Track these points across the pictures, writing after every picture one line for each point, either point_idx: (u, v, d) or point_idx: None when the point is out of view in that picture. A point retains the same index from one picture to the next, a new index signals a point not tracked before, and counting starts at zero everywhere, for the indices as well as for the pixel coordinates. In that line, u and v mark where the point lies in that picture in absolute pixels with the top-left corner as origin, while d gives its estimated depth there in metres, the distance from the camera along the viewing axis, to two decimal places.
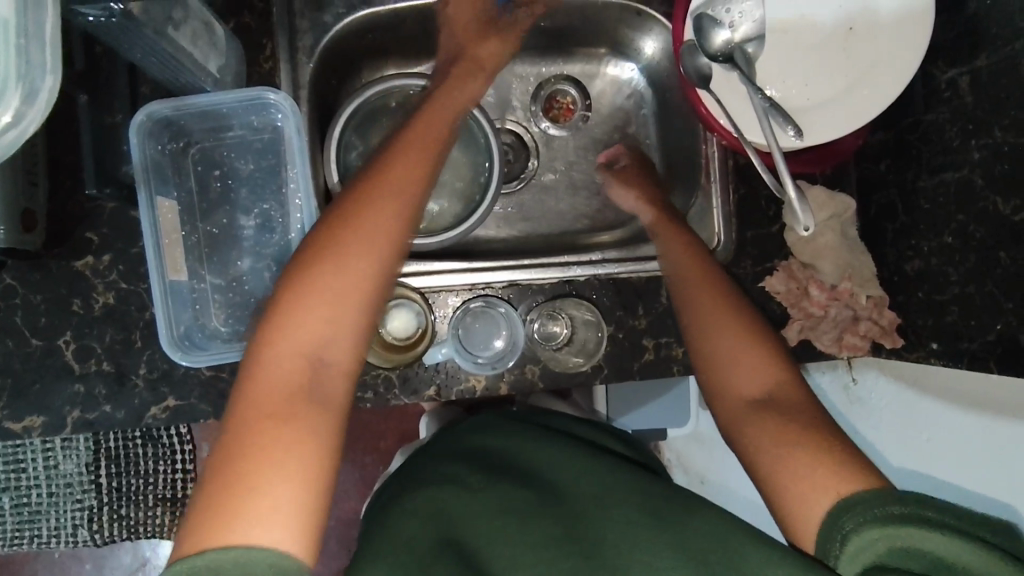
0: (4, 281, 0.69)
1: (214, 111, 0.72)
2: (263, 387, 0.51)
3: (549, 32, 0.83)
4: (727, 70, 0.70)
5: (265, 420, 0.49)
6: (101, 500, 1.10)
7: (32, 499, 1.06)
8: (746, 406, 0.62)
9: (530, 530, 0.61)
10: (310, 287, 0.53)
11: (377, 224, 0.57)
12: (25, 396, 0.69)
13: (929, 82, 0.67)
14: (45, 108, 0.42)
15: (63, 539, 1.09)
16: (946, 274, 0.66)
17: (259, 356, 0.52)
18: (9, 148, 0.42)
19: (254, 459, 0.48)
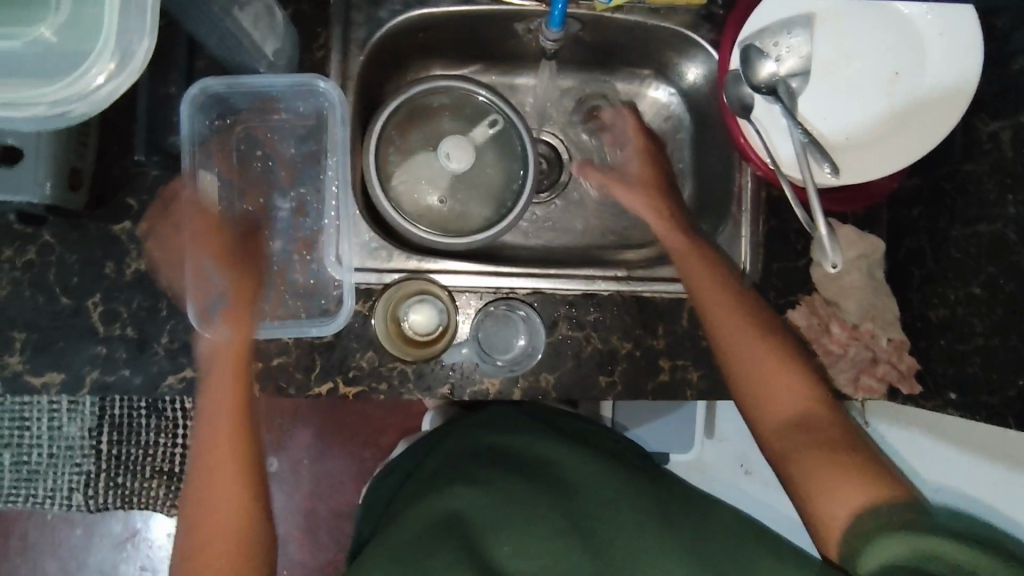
0: (42, 237, 0.71)
1: (265, 92, 0.74)
2: (201, 498, 0.65)
3: (596, 50, 0.85)
4: (769, 102, 0.70)
5: (213, 506, 0.65)
6: (99, 466, 1.12)
7: (31, 458, 1.07)
8: (764, 387, 0.68)
9: (543, 523, 0.64)
10: (215, 391, 0.67)
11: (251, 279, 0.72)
12: (48, 352, 0.70)
13: (970, 133, 0.68)
14: (134, 71, 0.48)
15: (58, 500, 1.11)
16: (970, 324, 0.66)
17: (206, 489, 0.66)
18: (97, 103, 0.48)
19: (199, 546, 0.64)
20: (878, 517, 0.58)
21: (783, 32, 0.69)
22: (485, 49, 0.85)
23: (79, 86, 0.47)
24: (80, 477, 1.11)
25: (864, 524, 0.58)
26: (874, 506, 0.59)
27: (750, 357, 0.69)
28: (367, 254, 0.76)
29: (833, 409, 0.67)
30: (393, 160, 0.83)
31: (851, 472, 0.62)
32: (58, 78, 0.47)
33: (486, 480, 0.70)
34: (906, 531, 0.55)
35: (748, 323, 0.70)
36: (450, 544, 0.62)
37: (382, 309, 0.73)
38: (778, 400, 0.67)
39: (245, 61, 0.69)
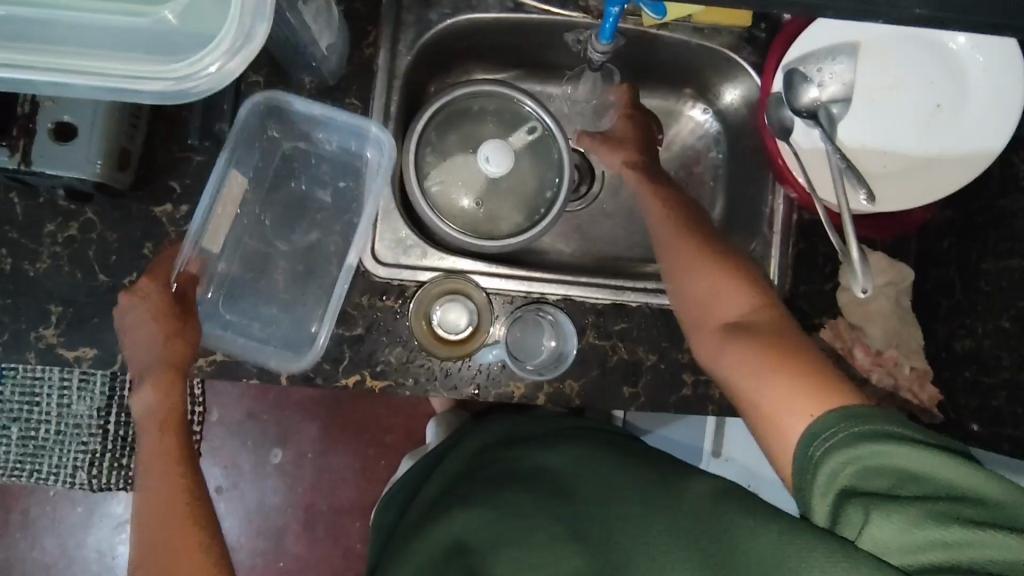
0: (85, 214, 0.72)
1: (325, 121, 0.76)
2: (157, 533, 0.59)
3: (637, 66, 0.86)
4: (809, 127, 0.71)
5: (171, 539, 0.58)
6: (105, 446, 1.11)
7: (40, 433, 1.08)
8: (709, 294, 0.66)
9: (532, 532, 0.64)
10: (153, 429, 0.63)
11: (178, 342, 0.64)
12: (83, 327, 0.71)
13: (1007, 169, 0.69)
14: (244, 60, 0.50)
15: (62, 477, 1.10)
16: (997, 358, 0.67)
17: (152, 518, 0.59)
18: (206, 89, 0.50)
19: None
20: (817, 436, 0.50)
21: (827, 59, 0.70)
22: (527, 57, 0.86)
23: (194, 69, 0.49)
24: (85, 455, 1.10)
25: (803, 443, 0.52)
26: (828, 420, 0.50)
27: (710, 278, 0.67)
28: (401, 251, 0.77)
29: (781, 313, 0.63)
30: (430, 161, 0.84)
31: (774, 353, 0.58)
32: (177, 59, 0.50)
33: (481, 498, 0.71)
34: (848, 435, 0.48)
35: (710, 251, 0.68)
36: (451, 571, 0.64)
37: (415, 306, 0.74)
38: (723, 304, 0.65)
39: (299, 55, 0.70)
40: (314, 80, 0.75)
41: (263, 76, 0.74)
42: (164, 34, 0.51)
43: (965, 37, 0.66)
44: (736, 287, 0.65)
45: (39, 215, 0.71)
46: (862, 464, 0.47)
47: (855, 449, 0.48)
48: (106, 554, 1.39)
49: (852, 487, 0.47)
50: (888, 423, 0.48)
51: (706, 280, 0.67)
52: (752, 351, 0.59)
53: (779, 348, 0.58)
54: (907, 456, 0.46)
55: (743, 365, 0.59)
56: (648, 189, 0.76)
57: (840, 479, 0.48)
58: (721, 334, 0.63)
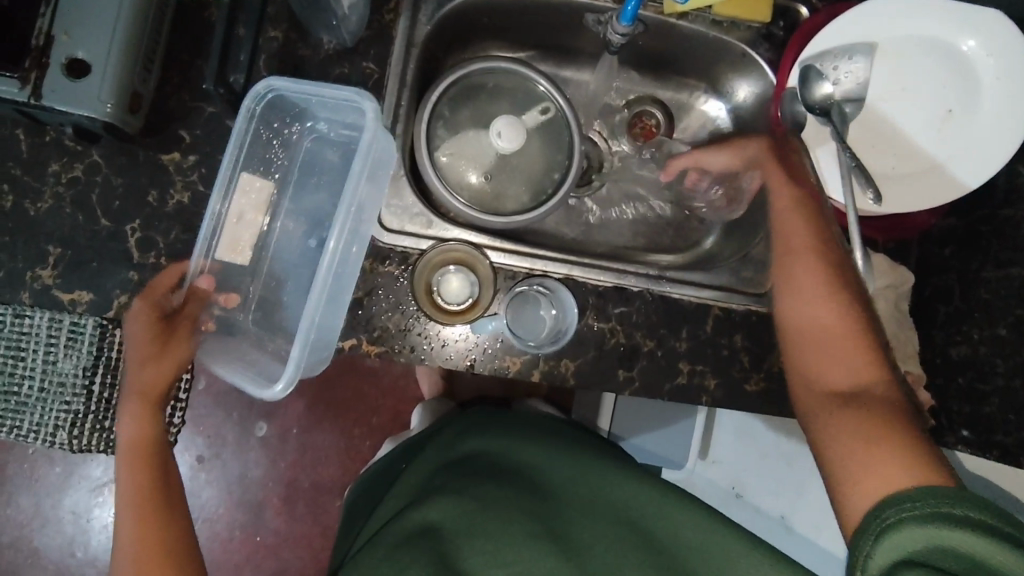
0: (91, 157, 0.71)
1: (333, 104, 0.72)
2: (137, 527, 0.66)
3: (654, 56, 0.86)
4: (821, 124, 0.72)
5: (149, 534, 0.66)
6: (88, 408, 1.11)
7: (22, 391, 1.06)
8: (818, 347, 0.66)
9: (512, 527, 0.63)
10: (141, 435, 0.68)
11: (161, 368, 0.67)
12: (81, 270, 0.70)
13: (1013, 178, 0.69)
14: None
15: (41, 435, 1.11)
16: (992, 364, 0.68)
17: (132, 509, 0.66)
18: None
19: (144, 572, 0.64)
20: (888, 504, 0.53)
21: (843, 57, 0.71)
22: (546, 38, 0.86)
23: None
24: (67, 416, 1.10)
25: (876, 509, 0.54)
26: (914, 492, 0.53)
27: (828, 341, 0.65)
28: (406, 218, 0.76)
29: (895, 395, 0.62)
30: (441, 134, 0.84)
31: (875, 432, 0.58)
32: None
33: (463, 491, 0.68)
34: (917, 513, 0.51)
35: (839, 314, 0.66)
36: (419, 547, 0.61)
37: (416, 273, 0.74)
38: (835, 370, 0.64)
39: (320, 14, 0.70)
40: (333, 41, 0.75)
41: (281, 31, 0.74)
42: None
43: (976, 41, 0.67)
44: (850, 356, 0.64)
45: (44, 155, 0.71)
46: (925, 538, 0.50)
47: (923, 527, 0.50)
48: (82, 517, 1.38)
49: (910, 556, 0.50)
50: (949, 503, 0.50)
51: (822, 323, 0.66)
52: (858, 425, 0.59)
53: (886, 432, 0.58)
54: (971, 541, 0.48)
55: (840, 433, 0.60)
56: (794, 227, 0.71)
57: (904, 550, 0.51)
58: (823, 400, 0.64)
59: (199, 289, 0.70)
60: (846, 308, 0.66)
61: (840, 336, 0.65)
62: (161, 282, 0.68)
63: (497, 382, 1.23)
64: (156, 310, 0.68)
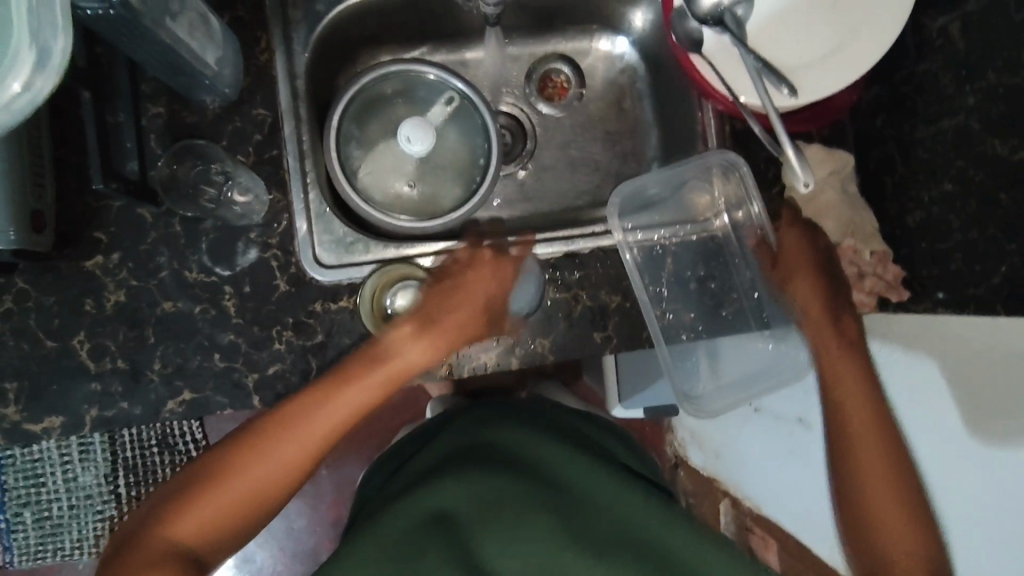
0: (16, 285, 0.70)
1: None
2: (271, 440, 0.65)
3: (540, 10, 0.84)
4: (718, 34, 0.70)
5: (262, 466, 0.65)
6: (121, 510, 1.21)
7: (53, 512, 1.19)
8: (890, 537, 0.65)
9: (531, 523, 0.63)
10: (324, 387, 0.67)
11: (314, 411, 0.67)
12: (43, 397, 0.70)
13: (920, 32, 0.68)
14: (57, 73, 0.41)
15: (86, 549, 1.22)
16: (948, 222, 0.66)
17: (270, 432, 0.65)
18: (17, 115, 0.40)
19: (254, 453, 0.65)
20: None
21: None
22: (426, 30, 0.84)
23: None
24: (103, 522, 1.21)
25: None
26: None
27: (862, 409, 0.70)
28: (343, 249, 0.76)
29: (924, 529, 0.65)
30: (357, 155, 0.83)
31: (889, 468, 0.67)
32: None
33: (482, 480, 0.68)
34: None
35: (826, 311, 0.74)
36: (437, 538, 0.62)
37: (365, 300, 0.73)
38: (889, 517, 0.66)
39: (190, 77, 0.68)
40: (216, 99, 0.73)
41: (163, 105, 0.72)
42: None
43: None
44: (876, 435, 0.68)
45: None
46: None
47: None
48: None
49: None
50: None
51: (868, 478, 0.67)
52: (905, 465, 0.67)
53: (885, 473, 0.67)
54: None
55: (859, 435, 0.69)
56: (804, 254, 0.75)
57: None
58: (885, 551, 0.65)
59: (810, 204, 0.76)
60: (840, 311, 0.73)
61: (875, 477, 0.67)
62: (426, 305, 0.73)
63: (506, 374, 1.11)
64: (361, 390, 0.68)
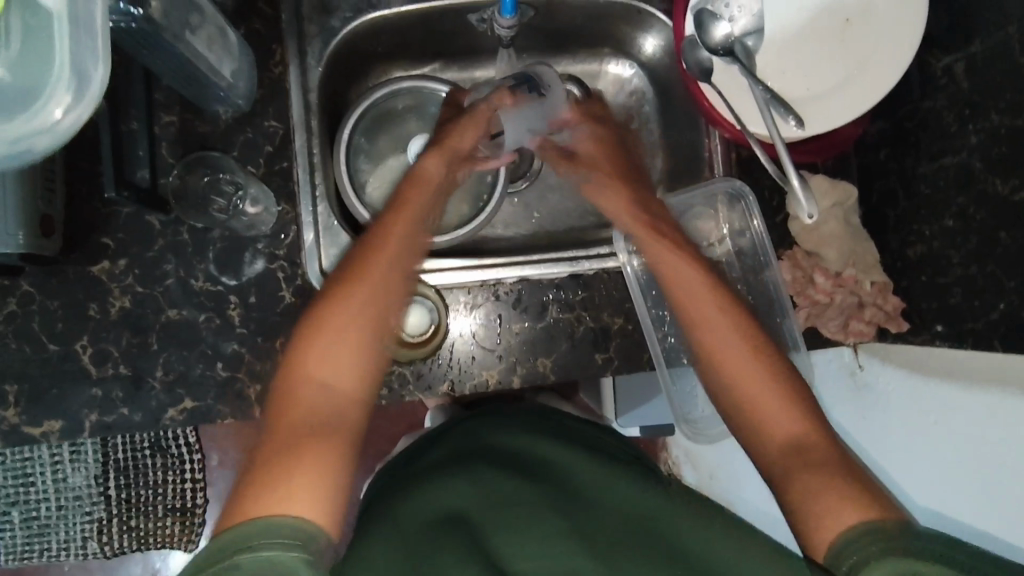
0: (21, 288, 0.70)
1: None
2: (298, 385, 0.56)
3: (553, 32, 0.85)
4: (727, 63, 0.71)
5: (303, 423, 0.55)
6: (110, 512, 1.19)
7: (41, 512, 1.16)
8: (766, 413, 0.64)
9: (540, 526, 0.62)
10: (325, 315, 0.59)
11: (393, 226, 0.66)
12: (43, 400, 0.70)
13: (925, 71, 0.69)
14: (94, 98, 0.46)
15: (73, 551, 1.19)
16: (948, 256, 0.67)
17: (291, 380, 0.57)
18: (61, 138, 0.46)
19: (291, 409, 0.55)
20: (857, 538, 0.51)
21: None
22: (439, 47, 0.85)
23: (42, 118, 0.45)
24: (91, 524, 1.19)
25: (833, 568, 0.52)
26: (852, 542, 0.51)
27: (762, 390, 0.64)
28: None
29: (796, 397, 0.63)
30: (365, 168, 0.85)
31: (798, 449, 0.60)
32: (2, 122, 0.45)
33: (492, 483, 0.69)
34: (881, 550, 0.49)
35: (674, 247, 0.72)
36: (452, 535, 0.62)
37: None
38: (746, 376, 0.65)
39: (204, 88, 0.69)
40: (228, 109, 0.73)
41: (176, 114, 0.73)
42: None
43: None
44: (782, 408, 0.63)
45: None
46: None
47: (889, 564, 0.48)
48: None
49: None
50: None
51: (749, 392, 0.65)
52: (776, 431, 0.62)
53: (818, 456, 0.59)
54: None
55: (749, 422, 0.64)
56: (666, 250, 0.71)
57: None
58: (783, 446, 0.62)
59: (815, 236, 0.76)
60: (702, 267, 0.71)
61: (769, 402, 0.64)
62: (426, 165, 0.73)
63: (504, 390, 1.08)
64: (409, 232, 0.66)
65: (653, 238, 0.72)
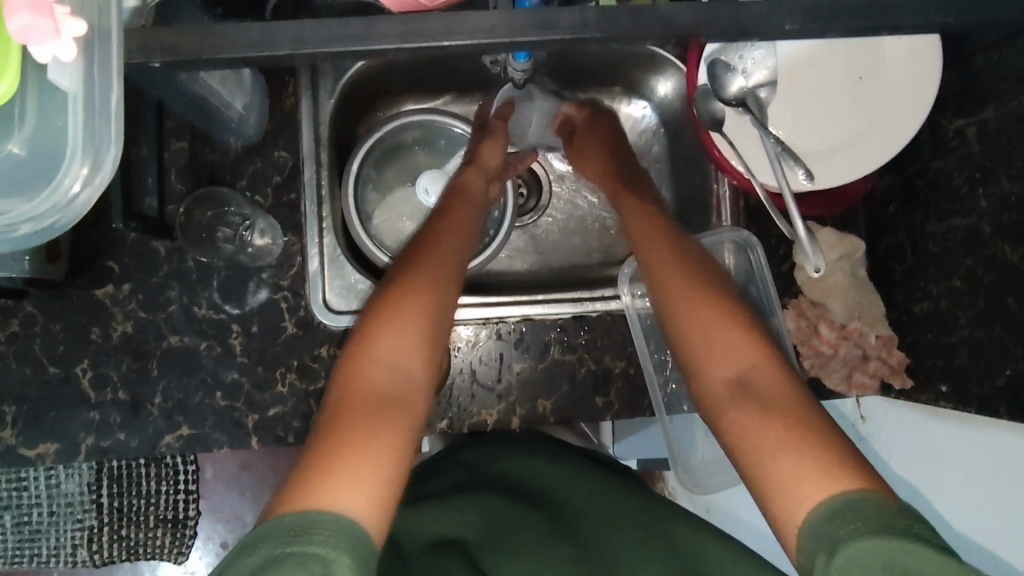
0: (24, 308, 0.70)
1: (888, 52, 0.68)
2: (359, 378, 0.58)
3: (568, 71, 0.85)
4: (740, 113, 0.72)
5: (365, 409, 0.56)
6: (102, 521, 1.16)
7: (33, 519, 1.11)
8: (726, 356, 0.62)
9: (548, 553, 0.64)
10: (389, 314, 0.62)
11: (446, 239, 0.71)
12: (40, 423, 0.70)
13: (936, 130, 0.68)
14: (110, 172, 0.42)
15: (62, 558, 1.16)
16: (954, 317, 0.67)
17: (355, 373, 0.58)
18: (79, 213, 0.42)
19: (354, 399, 0.57)
20: (842, 510, 0.48)
21: (747, 46, 0.70)
22: (452, 81, 0.85)
23: (58, 197, 0.42)
24: (82, 532, 1.16)
25: (809, 535, 0.49)
26: (829, 504, 0.49)
27: (717, 340, 0.63)
28: (350, 296, 0.76)
29: (787, 376, 0.60)
30: (373, 198, 0.85)
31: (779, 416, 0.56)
32: (22, 199, 0.42)
33: (500, 509, 0.69)
34: (874, 526, 0.45)
35: (663, 236, 0.71)
36: (449, 559, 0.63)
37: None
38: (724, 350, 0.62)
39: (215, 120, 0.69)
40: (238, 139, 0.74)
41: (187, 141, 0.73)
42: (6, 169, 0.42)
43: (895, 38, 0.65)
44: (747, 349, 0.62)
45: None
46: (873, 557, 0.44)
47: (881, 540, 0.44)
48: None
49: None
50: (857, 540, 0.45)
51: (709, 345, 0.63)
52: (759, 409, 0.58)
53: (798, 431, 0.55)
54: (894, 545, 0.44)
55: (730, 407, 0.60)
56: (663, 252, 0.69)
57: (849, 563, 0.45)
58: (726, 391, 0.61)
59: (817, 284, 0.76)
60: (689, 247, 0.70)
61: (726, 343, 0.62)
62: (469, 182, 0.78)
63: None
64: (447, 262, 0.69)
65: (653, 236, 0.71)
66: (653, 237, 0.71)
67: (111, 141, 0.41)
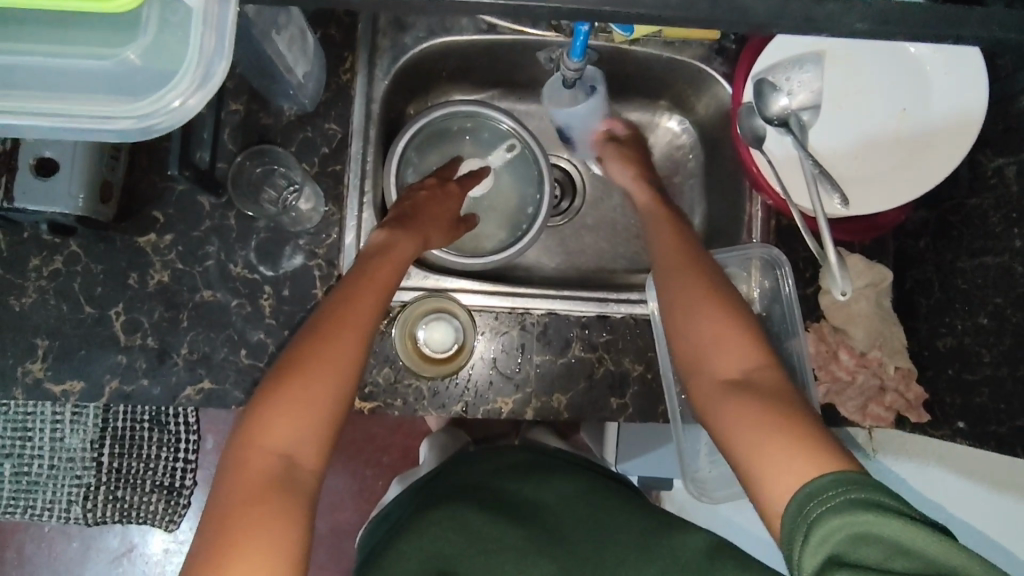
0: (68, 247, 0.72)
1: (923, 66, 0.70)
2: (271, 412, 0.56)
3: (614, 80, 0.88)
4: (781, 133, 0.73)
5: (272, 447, 0.55)
6: (100, 479, 1.16)
7: (34, 468, 1.11)
8: (721, 361, 0.62)
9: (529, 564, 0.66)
10: (312, 344, 0.59)
11: (368, 299, 0.64)
12: (70, 360, 0.71)
13: (975, 167, 0.69)
14: (211, 91, 0.44)
15: (55, 513, 1.14)
16: (978, 354, 0.67)
17: (266, 407, 0.56)
18: (175, 122, 0.45)
19: (267, 433, 0.55)
20: (815, 493, 0.50)
21: (794, 68, 0.72)
22: (502, 77, 0.88)
23: (158, 105, 0.44)
24: (79, 489, 1.15)
25: (790, 520, 0.51)
26: (808, 493, 0.50)
27: (714, 347, 0.63)
28: None
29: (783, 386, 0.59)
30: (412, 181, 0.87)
31: (779, 424, 0.55)
32: (127, 100, 0.45)
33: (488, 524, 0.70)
34: (846, 498, 0.47)
35: (679, 252, 0.71)
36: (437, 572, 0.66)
37: (399, 329, 0.75)
38: (723, 361, 0.62)
39: (275, 84, 0.72)
40: (293, 107, 0.76)
41: (243, 104, 0.76)
42: (122, 75, 0.46)
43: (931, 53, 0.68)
44: (742, 356, 0.62)
45: (24, 251, 0.72)
46: (848, 531, 0.46)
47: (849, 515, 0.46)
48: None
49: (840, 552, 0.46)
50: (836, 518, 0.47)
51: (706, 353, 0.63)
52: (760, 420, 0.57)
53: (784, 439, 0.54)
54: (875, 522, 0.45)
55: (731, 427, 0.59)
56: (675, 269, 0.69)
57: (830, 541, 0.47)
58: (722, 395, 0.61)
59: (840, 309, 0.77)
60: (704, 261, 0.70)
61: (721, 348, 0.63)
62: (402, 238, 0.72)
63: (506, 425, 1.05)
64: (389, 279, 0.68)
65: (671, 249, 0.71)
66: (672, 246, 0.72)
67: (220, 57, 0.43)
